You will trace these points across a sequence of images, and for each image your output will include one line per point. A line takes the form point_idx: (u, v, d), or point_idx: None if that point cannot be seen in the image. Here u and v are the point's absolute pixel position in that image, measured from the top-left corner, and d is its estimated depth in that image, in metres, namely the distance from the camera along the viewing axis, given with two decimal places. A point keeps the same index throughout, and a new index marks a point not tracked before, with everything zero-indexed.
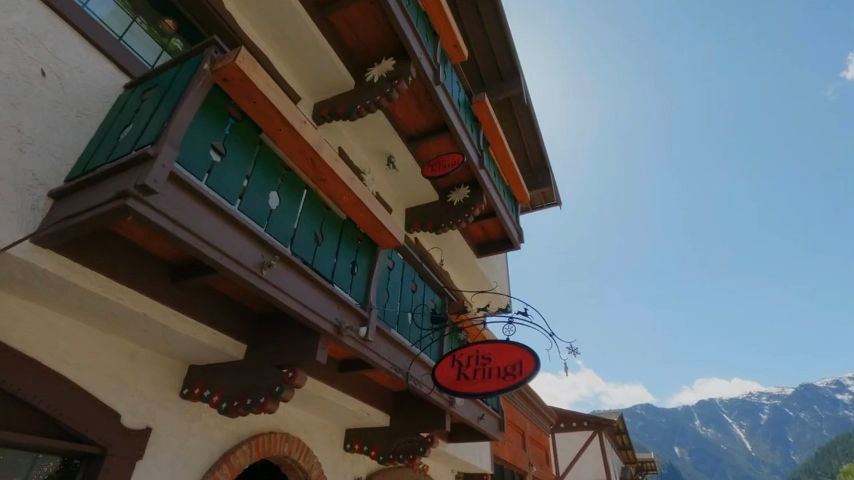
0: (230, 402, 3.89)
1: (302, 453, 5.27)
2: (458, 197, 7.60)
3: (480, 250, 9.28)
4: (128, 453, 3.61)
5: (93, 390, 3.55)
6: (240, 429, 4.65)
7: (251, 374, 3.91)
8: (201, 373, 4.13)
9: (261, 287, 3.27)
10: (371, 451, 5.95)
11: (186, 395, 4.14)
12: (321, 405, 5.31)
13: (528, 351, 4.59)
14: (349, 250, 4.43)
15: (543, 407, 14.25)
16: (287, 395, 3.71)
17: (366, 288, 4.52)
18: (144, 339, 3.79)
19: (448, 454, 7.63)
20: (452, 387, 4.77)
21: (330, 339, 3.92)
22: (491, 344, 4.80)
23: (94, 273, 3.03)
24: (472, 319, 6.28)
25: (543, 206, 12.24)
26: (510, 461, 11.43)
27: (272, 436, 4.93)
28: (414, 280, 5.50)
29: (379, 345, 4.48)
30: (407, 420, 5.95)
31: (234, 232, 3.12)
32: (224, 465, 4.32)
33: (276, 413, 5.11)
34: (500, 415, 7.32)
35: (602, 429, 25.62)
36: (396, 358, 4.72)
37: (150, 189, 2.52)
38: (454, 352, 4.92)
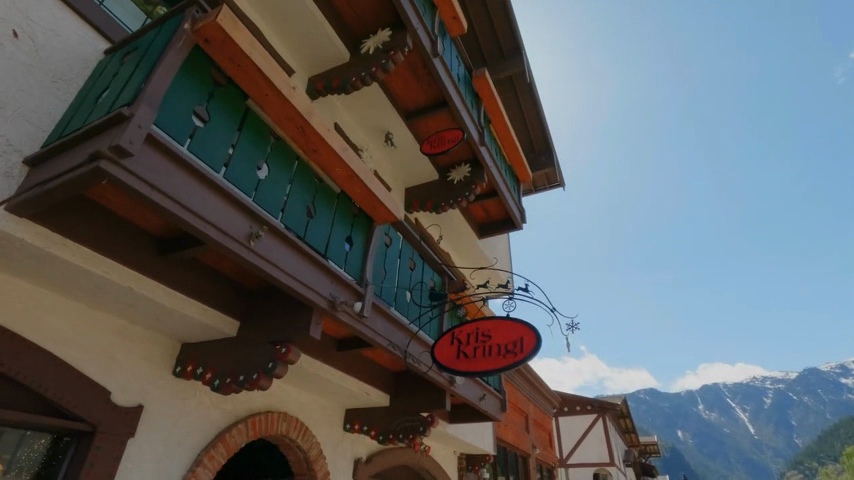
0: (223, 379, 3.81)
1: (300, 432, 5.22)
2: (458, 175, 7.44)
3: (482, 231, 9.14)
4: (119, 430, 3.54)
5: (81, 366, 3.47)
6: (236, 408, 4.59)
7: (244, 351, 3.82)
8: (194, 350, 4.05)
9: (250, 258, 3.15)
10: (371, 431, 5.90)
11: (179, 373, 4.06)
12: (319, 385, 5.24)
13: (530, 328, 4.39)
14: (344, 224, 4.29)
15: (547, 390, 14.23)
16: (280, 371, 3.61)
17: (361, 264, 4.39)
18: (134, 315, 3.70)
19: (449, 435, 7.59)
20: (451, 366, 4.58)
21: (324, 314, 3.81)
22: (492, 321, 4.62)
23: (75, 244, 2.92)
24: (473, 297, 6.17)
25: (546, 187, 12.03)
26: (513, 443, 11.41)
27: (270, 415, 4.87)
28: (413, 257, 5.38)
29: (375, 322, 4.37)
30: (407, 399, 5.88)
31: (219, 201, 2.99)
32: (220, 443, 4.27)
33: (273, 393, 5.04)
34: (501, 395, 7.25)
35: (606, 412, 25.60)
36: (393, 335, 4.61)
37: (125, 151, 2.38)
38: (453, 329, 4.74)
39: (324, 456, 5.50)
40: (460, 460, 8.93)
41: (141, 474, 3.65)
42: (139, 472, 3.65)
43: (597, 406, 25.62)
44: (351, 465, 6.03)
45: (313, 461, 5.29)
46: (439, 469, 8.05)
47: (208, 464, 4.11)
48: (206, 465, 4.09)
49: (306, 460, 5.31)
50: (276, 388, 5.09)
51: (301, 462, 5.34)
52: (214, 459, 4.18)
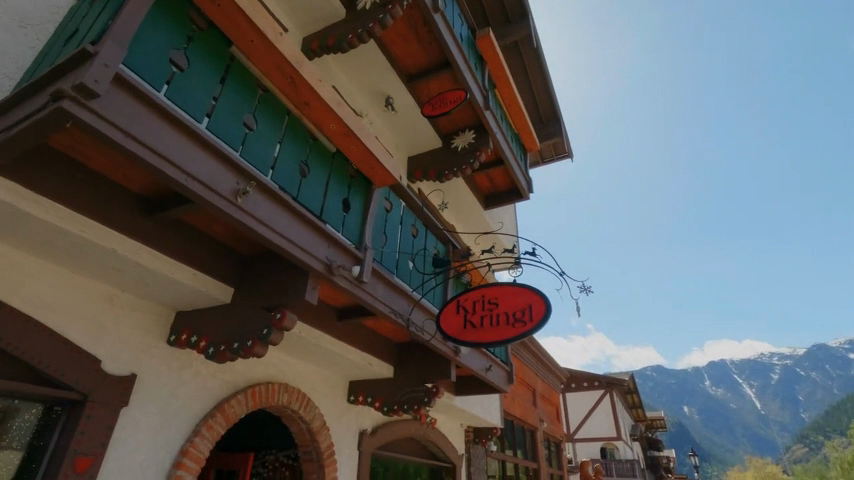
0: (217, 347, 3.66)
1: (302, 404, 5.11)
2: (463, 142, 7.15)
3: (487, 202, 8.89)
4: (111, 399, 3.42)
5: (68, 333, 3.33)
6: (235, 378, 4.48)
7: (239, 318, 3.66)
8: (189, 318, 3.92)
9: (238, 216, 2.95)
10: (375, 402, 5.79)
11: (173, 342, 3.93)
12: (320, 355, 5.11)
13: (540, 293, 4.12)
14: (340, 186, 4.08)
15: (554, 365, 14.20)
16: (275, 337, 3.45)
17: (360, 228, 4.19)
18: (123, 281, 3.55)
19: (455, 408, 7.52)
20: (457, 336, 4.32)
21: (320, 279, 3.63)
22: (499, 288, 4.36)
23: (49, 201, 2.73)
24: (476, 265, 5.97)
25: (554, 158, 11.69)
26: (520, 417, 11.36)
27: (270, 386, 4.74)
28: (415, 224, 5.16)
29: (376, 289, 4.19)
30: (411, 371, 5.75)
31: (202, 153, 2.77)
32: (219, 414, 4.15)
33: (273, 364, 4.92)
34: (508, 367, 7.11)
35: (613, 388, 25.58)
36: (395, 302, 4.44)
37: (90, 91, 2.16)
38: (458, 297, 4.48)
39: (327, 428, 5.41)
40: (467, 433, 8.89)
41: (136, 443, 3.54)
42: (134, 441, 3.54)
43: (604, 382, 25.58)
44: (356, 437, 5.96)
45: (316, 432, 5.21)
46: (446, 442, 8.01)
47: (207, 434, 4.01)
48: (205, 434, 3.99)
49: (309, 431, 5.23)
50: (277, 359, 4.97)
51: (304, 433, 5.26)
52: (213, 429, 4.08)
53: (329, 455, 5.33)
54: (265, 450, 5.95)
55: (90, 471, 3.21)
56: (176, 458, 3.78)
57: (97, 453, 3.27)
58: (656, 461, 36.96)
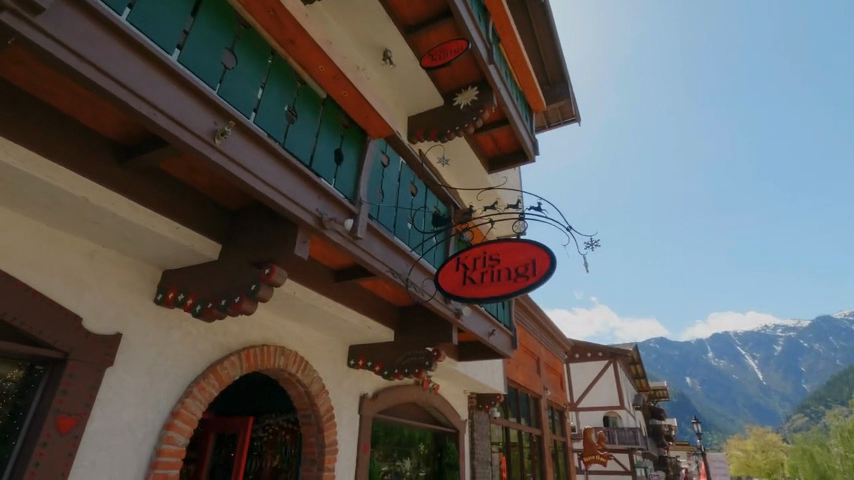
0: (204, 304, 3.48)
1: (300, 367, 4.99)
2: (465, 99, 6.81)
3: (491, 165, 8.58)
4: (94, 358, 3.27)
5: (46, 290, 3.16)
6: (228, 339, 4.34)
7: (227, 274, 3.48)
8: (177, 276, 3.75)
9: (217, 160, 2.72)
10: (375, 366, 5.68)
11: (160, 301, 3.76)
12: (317, 318, 4.96)
13: (545, 249, 3.87)
14: (332, 135, 3.82)
15: (558, 334, 14.15)
16: (264, 292, 3.25)
17: (354, 182, 3.95)
18: (102, 235, 3.35)
19: (458, 374, 7.43)
20: (455, 293, 4.14)
21: (311, 232, 3.41)
22: (501, 244, 4.14)
23: (10, 142, 2.51)
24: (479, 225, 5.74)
25: (561, 123, 11.29)
26: (524, 384, 11.34)
27: (265, 349, 4.60)
28: (414, 181, 4.90)
29: (372, 246, 3.97)
30: (412, 334, 5.59)
31: (173, 88, 2.54)
32: (211, 375, 4.02)
33: (269, 326, 4.78)
34: (512, 332, 6.97)
35: (617, 358, 25.66)
36: (392, 260, 4.23)
37: (35, 4, 1.92)
38: (458, 254, 4.27)
39: (326, 391, 5.32)
40: (470, 399, 8.87)
41: (123, 403, 3.42)
42: (121, 401, 3.41)
43: (608, 353, 25.65)
44: (357, 401, 5.88)
45: (315, 395, 5.12)
46: (448, 407, 7.96)
47: (199, 395, 3.89)
48: (197, 395, 3.87)
49: (308, 395, 5.13)
50: (272, 322, 4.82)
51: (303, 397, 5.16)
52: (206, 391, 3.96)
53: (329, 418, 5.24)
54: (264, 414, 5.89)
55: (74, 431, 3.09)
56: (167, 419, 3.66)
57: (81, 413, 3.14)
58: (657, 429, 37.57)
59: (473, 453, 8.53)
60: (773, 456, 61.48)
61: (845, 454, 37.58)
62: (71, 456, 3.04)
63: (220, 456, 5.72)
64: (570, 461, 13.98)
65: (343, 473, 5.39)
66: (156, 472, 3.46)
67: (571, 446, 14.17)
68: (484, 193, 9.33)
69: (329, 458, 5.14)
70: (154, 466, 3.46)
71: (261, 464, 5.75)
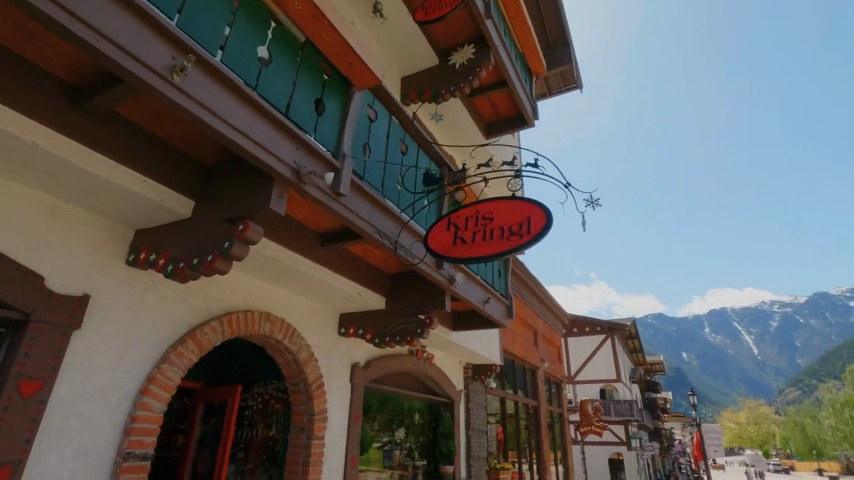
0: (176, 264, 3.26)
1: (287, 334, 4.81)
2: (461, 58, 6.44)
3: (489, 131, 8.24)
4: (59, 320, 3.07)
5: (3, 246, 2.93)
6: (209, 304, 4.16)
7: (199, 233, 3.25)
8: (150, 236, 3.53)
9: (178, 100, 2.46)
10: (366, 334, 5.52)
11: (132, 262, 3.54)
12: (304, 283, 4.76)
13: (541, 207, 3.64)
14: (313, 84, 3.54)
15: (557, 307, 14.06)
16: (238, 251, 3.03)
17: (337, 135, 3.69)
18: (64, 190, 3.11)
19: (453, 344, 7.31)
20: (445, 254, 3.93)
21: (288, 187, 3.16)
22: (495, 202, 3.92)
23: None
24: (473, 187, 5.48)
25: (562, 91, 10.90)
26: (521, 356, 11.29)
27: (249, 314, 4.42)
28: (404, 139, 4.63)
29: (356, 204, 3.72)
30: (404, 301, 5.41)
31: (123, 16, 2.26)
32: (189, 341, 3.84)
33: (253, 291, 4.58)
34: (508, 301, 6.81)
35: (615, 333, 25.75)
36: (379, 221, 3.99)
37: None
38: (449, 214, 4.05)
39: (316, 359, 5.17)
40: (466, 370, 8.81)
41: (94, 368, 3.24)
42: (91, 366, 3.23)
43: (606, 327, 25.74)
44: (348, 370, 5.74)
45: (303, 363, 4.97)
46: (443, 378, 7.87)
47: (176, 361, 3.72)
48: (174, 361, 3.70)
49: (296, 362, 4.99)
50: (256, 287, 4.63)
51: (291, 365, 5.02)
52: (184, 357, 3.79)
53: (318, 387, 5.11)
54: (253, 383, 5.76)
55: (39, 395, 2.92)
56: (142, 385, 3.49)
57: (46, 377, 2.96)
58: (653, 402, 38.13)
59: (468, 423, 8.49)
60: (765, 428, 62.71)
61: (836, 426, 38.24)
62: (36, 421, 2.88)
63: (208, 425, 5.61)
64: (566, 432, 14.07)
65: (334, 442, 5.29)
66: (131, 438, 3.31)
67: (567, 418, 14.25)
68: (478, 149, 9.01)
69: (319, 426, 5.03)
70: (128, 433, 3.31)
71: (251, 432, 5.66)
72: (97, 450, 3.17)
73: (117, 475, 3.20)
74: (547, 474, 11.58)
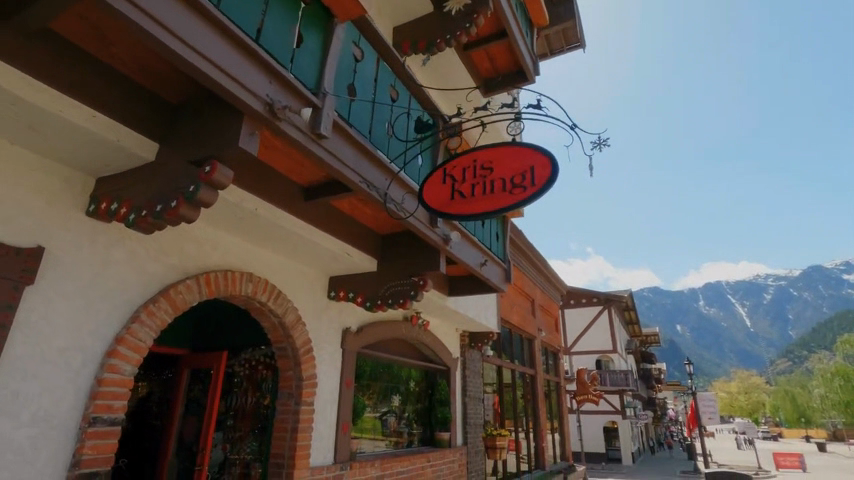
0: (138, 212, 2.93)
1: (271, 296, 4.54)
2: (457, 4, 5.95)
3: (487, 89, 7.77)
4: (9, 273, 2.75)
5: None
6: (184, 262, 3.86)
7: (163, 177, 2.91)
8: (111, 184, 3.19)
9: (121, 8, 2.08)
10: (357, 298, 5.28)
11: (93, 213, 3.20)
12: (289, 242, 4.45)
13: (547, 153, 3.20)
14: (288, 12, 3.15)
15: (554, 276, 13.87)
16: (205, 196, 2.70)
17: (318, 72, 3.30)
18: (6, 127, 2.75)
19: (449, 311, 7.07)
20: (441, 210, 3.53)
21: (260, 123, 2.80)
22: (496, 150, 3.49)
23: None
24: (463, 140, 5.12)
25: (564, 51, 10.33)
26: (518, 325, 11.11)
27: (229, 274, 4.14)
28: (395, 84, 4.24)
29: (340, 150, 3.37)
30: (396, 263, 5.12)
31: None
32: (162, 300, 3.55)
33: (233, 250, 4.28)
34: (505, 265, 6.53)
35: (611, 304, 25.78)
36: (366, 170, 3.65)
37: None
38: (444, 165, 3.62)
39: (304, 323, 4.92)
40: (463, 337, 8.63)
41: (52, 328, 2.96)
42: (50, 325, 2.94)
43: (603, 298, 25.72)
44: (339, 335, 5.50)
45: (290, 327, 4.71)
46: (439, 345, 7.68)
47: (148, 321, 3.44)
48: (144, 322, 3.41)
49: (282, 326, 4.73)
50: (237, 246, 4.33)
51: (277, 329, 4.76)
52: (157, 317, 3.51)
53: (306, 352, 4.87)
54: (241, 348, 5.52)
55: None
56: (110, 347, 3.22)
57: None
58: (648, 373, 38.57)
59: (465, 390, 8.36)
60: (756, 398, 64.00)
61: (826, 395, 38.89)
62: None
63: (195, 391, 5.41)
64: (563, 401, 14.08)
65: (325, 408, 5.09)
66: (97, 402, 3.05)
67: (564, 387, 14.23)
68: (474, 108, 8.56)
69: (308, 392, 4.81)
70: (94, 396, 3.05)
71: (240, 399, 5.46)
72: (59, 413, 2.91)
73: (82, 441, 2.96)
74: (542, 442, 11.60)
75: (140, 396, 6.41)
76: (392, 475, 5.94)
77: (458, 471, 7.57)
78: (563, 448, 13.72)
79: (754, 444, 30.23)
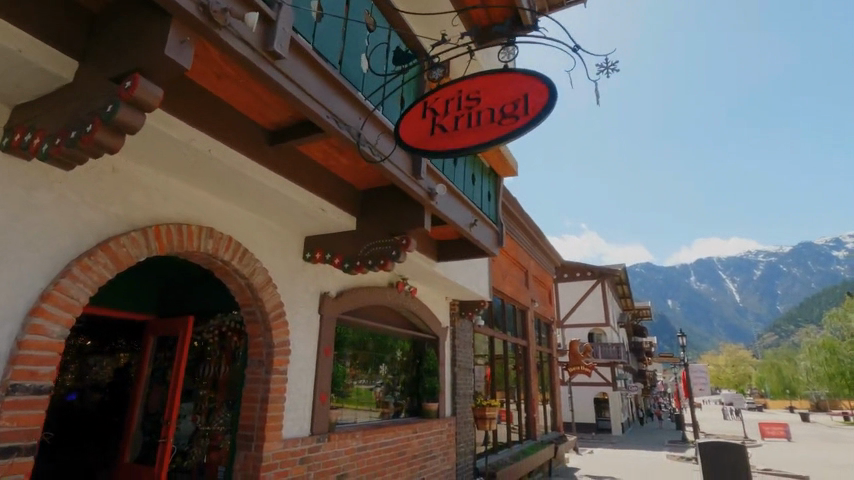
0: (51, 142, 2.43)
1: (236, 254, 4.10)
2: None
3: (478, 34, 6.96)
4: None
5: None
6: (129, 212, 3.38)
7: (81, 99, 2.40)
8: (27, 112, 2.68)
9: None
10: (335, 259, 4.84)
11: (6, 147, 2.69)
12: (254, 194, 3.97)
13: (541, 78, 2.78)
14: None
15: (549, 247, 13.47)
16: (127, 117, 2.21)
17: None
18: None
19: (438, 278, 6.65)
20: (421, 148, 3.08)
21: (194, 30, 2.28)
22: (484, 78, 3.05)
23: None
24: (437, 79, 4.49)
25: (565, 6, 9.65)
26: (510, 295, 10.76)
27: (184, 228, 3.68)
28: (371, 11, 3.70)
29: (303, 77, 2.86)
30: (377, 221, 4.67)
31: None
32: (101, 253, 3.10)
33: (189, 201, 3.81)
34: (497, 228, 6.09)
35: (605, 278, 25.63)
36: (336, 105, 3.14)
37: None
38: (425, 97, 3.17)
39: (275, 285, 4.50)
40: (452, 306, 8.29)
41: None
42: None
43: (597, 273, 25.51)
44: (316, 299, 5.09)
45: (259, 289, 4.29)
46: (427, 313, 7.31)
47: (82, 277, 2.98)
48: (78, 277, 2.96)
49: (250, 288, 4.30)
50: (195, 197, 3.86)
51: (245, 291, 4.33)
52: (94, 272, 3.05)
53: (278, 316, 4.46)
54: (209, 313, 5.09)
55: None
56: (34, 304, 2.77)
57: None
58: (639, 346, 38.90)
59: (454, 361, 8.05)
60: (744, 370, 65.20)
61: (812, 368, 39.54)
62: None
63: (160, 360, 5.03)
64: (554, 373, 13.90)
65: (300, 377, 4.72)
66: (16, 368, 2.62)
67: (557, 358, 14.02)
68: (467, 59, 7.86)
69: (279, 360, 4.42)
70: (13, 361, 2.61)
71: (211, 368, 5.07)
72: None
73: None
74: (533, 412, 11.45)
75: (121, 367, 6.64)
76: (376, 446, 5.63)
77: (446, 442, 7.32)
78: (554, 418, 13.63)
79: (740, 415, 30.75)
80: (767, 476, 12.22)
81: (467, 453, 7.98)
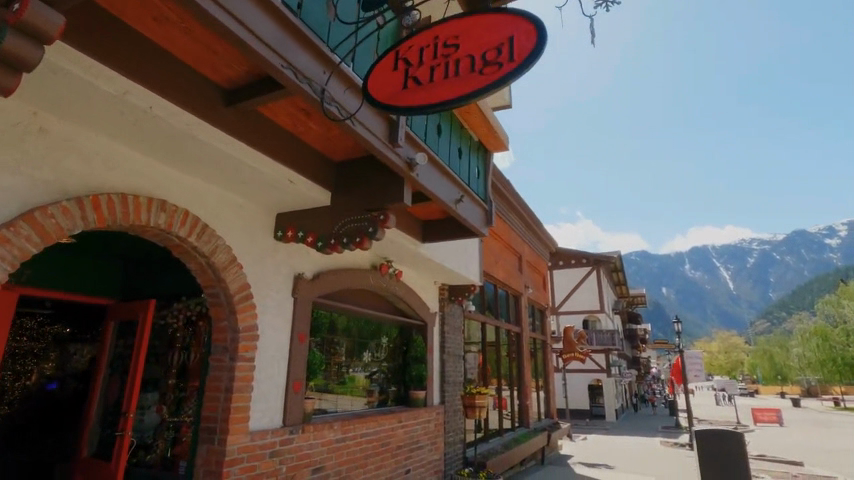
0: None
1: (193, 231, 3.71)
2: None
3: None
4: None
5: None
6: (61, 179, 2.98)
7: None
8: None
9: None
10: (307, 238, 4.46)
11: None
12: (213, 163, 3.57)
13: (530, 19, 2.39)
14: None
15: (544, 232, 13.14)
16: (16, 47, 1.79)
17: None
18: None
19: (424, 260, 6.29)
20: (392, 104, 2.68)
21: None
22: (465, 22, 2.64)
23: None
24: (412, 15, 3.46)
25: None
26: (503, 280, 10.42)
27: (130, 199, 3.29)
28: None
29: (252, 18, 2.44)
30: (353, 195, 4.27)
31: None
32: (24, 225, 2.71)
33: (137, 170, 3.42)
34: (486, 206, 5.71)
35: (601, 265, 25.43)
36: (294, 55, 2.72)
37: None
38: (397, 47, 2.76)
39: (240, 265, 4.12)
40: (441, 291, 7.94)
41: None
42: None
43: (592, 259, 25.30)
44: (290, 282, 4.71)
45: (221, 268, 3.92)
46: (414, 297, 6.95)
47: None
48: None
49: (212, 268, 3.93)
50: (144, 166, 3.46)
51: (206, 271, 3.96)
52: (13, 246, 2.65)
53: (244, 299, 4.09)
54: (174, 297, 4.73)
55: None
56: None
57: None
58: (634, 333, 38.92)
59: (443, 347, 7.73)
60: (737, 357, 65.74)
61: (804, 355, 39.78)
62: None
63: (121, 347, 4.66)
64: (548, 360, 13.65)
65: (271, 365, 4.36)
66: None
67: (551, 346, 13.77)
68: None
69: (246, 346, 4.06)
70: None
71: (177, 356, 4.70)
72: None
73: None
74: (526, 400, 11.19)
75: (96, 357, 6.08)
76: (356, 437, 5.29)
77: (434, 431, 7.01)
78: (548, 406, 13.40)
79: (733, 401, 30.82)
80: (762, 462, 12.08)
81: (456, 442, 7.70)
